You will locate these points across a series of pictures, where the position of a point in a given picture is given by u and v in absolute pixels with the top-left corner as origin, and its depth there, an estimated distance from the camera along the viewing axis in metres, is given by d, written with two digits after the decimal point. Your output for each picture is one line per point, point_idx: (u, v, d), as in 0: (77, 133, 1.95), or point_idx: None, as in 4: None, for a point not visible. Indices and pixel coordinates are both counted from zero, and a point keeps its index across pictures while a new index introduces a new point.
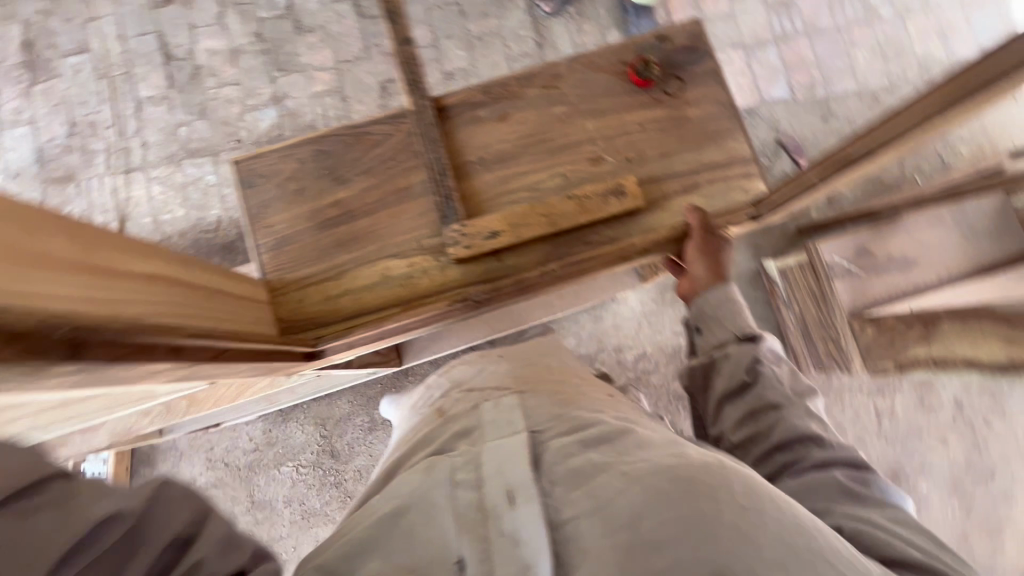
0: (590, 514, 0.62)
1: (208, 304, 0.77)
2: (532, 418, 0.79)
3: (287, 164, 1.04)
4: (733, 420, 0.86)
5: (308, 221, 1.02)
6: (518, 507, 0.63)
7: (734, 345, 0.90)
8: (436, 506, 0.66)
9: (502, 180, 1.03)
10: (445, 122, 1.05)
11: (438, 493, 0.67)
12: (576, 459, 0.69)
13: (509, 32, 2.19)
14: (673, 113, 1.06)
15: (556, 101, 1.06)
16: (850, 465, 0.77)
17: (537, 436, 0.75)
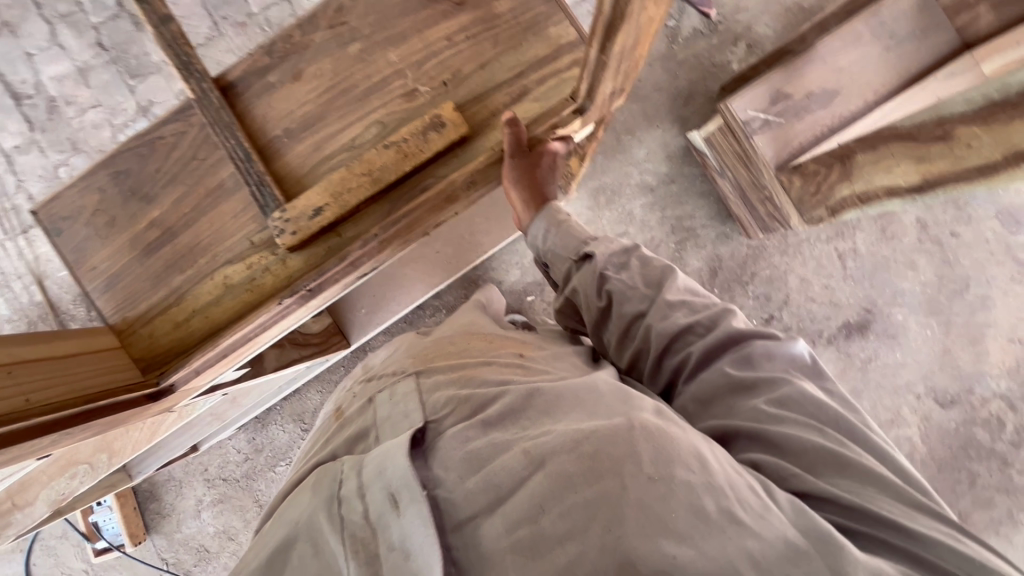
0: (492, 513, 0.54)
1: (55, 374, 0.76)
2: (430, 403, 0.69)
3: (89, 197, 0.95)
4: (615, 346, 0.82)
5: (130, 252, 0.95)
6: (403, 513, 0.54)
7: (577, 271, 0.85)
8: (322, 533, 0.57)
9: (315, 147, 0.93)
10: (236, 100, 0.94)
11: (322, 515, 0.58)
12: (474, 444, 0.60)
13: None
14: (479, 14, 0.94)
15: (348, 39, 0.94)
16: (725, 347, 0.72)
17: (437, 426, 0.65)
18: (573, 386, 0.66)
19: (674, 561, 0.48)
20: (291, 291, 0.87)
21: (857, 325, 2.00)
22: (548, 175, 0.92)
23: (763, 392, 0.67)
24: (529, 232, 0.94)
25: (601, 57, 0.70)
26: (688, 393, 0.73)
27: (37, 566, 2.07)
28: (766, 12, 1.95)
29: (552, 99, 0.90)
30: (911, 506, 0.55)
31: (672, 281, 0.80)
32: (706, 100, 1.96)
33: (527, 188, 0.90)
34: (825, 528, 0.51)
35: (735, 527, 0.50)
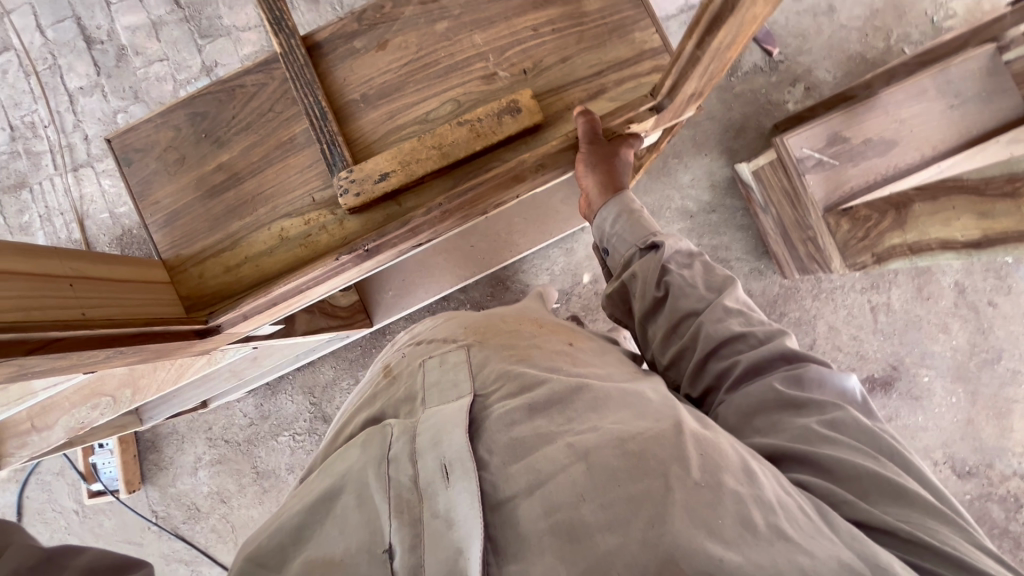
0: (532, 490, 0.52)
1: (124, 300, 0.79)
2: (479, 378, 0.67)
3: (163, 133, 0.97)
4: (660, 341, 0.80)
5: (194, 191, 0.96)
6: (453, 484, 0.52)
7: (638, 260, 0.84)
8: (370, 490, 0.54)
9: (389, 115, 0.95)
10: (321, 60, 0.97)
11: (371, 473, 0.55)
12: (517, 430, 0.58)
13: None
14: (568, 9, 0.95)
15: (437, 16, 0.96)
16: (777, 366, 0.71)
17: (483, 402, 0.63)
18: (620, 388, 0.64)
19: (720, 565, 0.45)
20: (347, 249, 0.88)
21: (881, 380, 1.96)
22: (624, 164, 0.91)
23: (813, 414, 0.66)
24: (597, 217, 0.94)
25: (695, 51, 0.71)
26: (732, 402, 0.71)
27: (30, 500, 2.08)
28: (828, 58, 1.95)
29: (630, 97, 0.91)
30: (978, 548, 0.54)
31: (731, 289, 0.79)
32: (758, 136, 1.96)
33: (602, 174, 0.89)
34: (881, 559, 0.47)
35: (785, 542, 0.47)
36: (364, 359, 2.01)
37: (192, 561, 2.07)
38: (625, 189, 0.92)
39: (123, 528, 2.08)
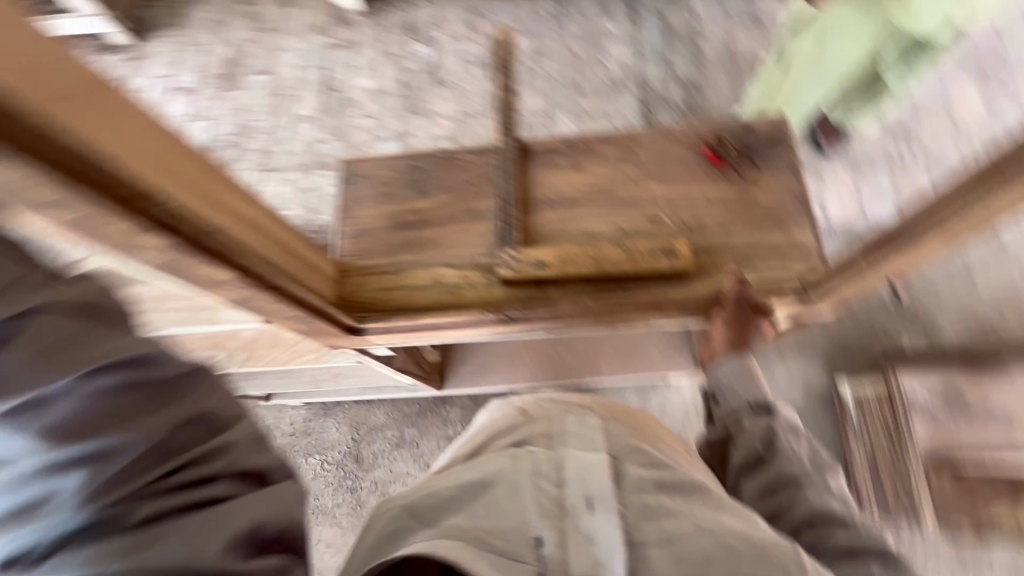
0: (664, 543, 0.48)
1: (304, 269, 0.87)
2: (614, 437, 0.58)
3: (385, 171, 1.20)
4: (751, 497, 0.78)
5: (387, 220, 1.16)
6: (596, 515, 0.49)
7: (748, 417, 0.87)
8: (519, 490, 0.52)
9: (562, 220, 1.11)
10: (526, 162, 1.18)
11: (523, 475, 0.53)
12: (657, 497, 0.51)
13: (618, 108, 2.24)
14: (740, 191, 1.09)
15: (629, 162, 1.14)
16: (863, 552, 0.68)
17: (626, 461, 0.55)
18: None
19: None
20: (494, 311, 1.02)
21: None
22: (754, 335, 0.98)
23: None
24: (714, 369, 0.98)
25: (861, 262, 0.81)
26: None
27: None
28: None
29: (773, 279, 1.01)
30: None
31: (836, 474, 0.80)
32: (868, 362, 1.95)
33: (732, 333, 0.97)
34: None
35: None
36: (418, 418, 2.05)
37: None
38: (748, 356, 0.97)
39: None
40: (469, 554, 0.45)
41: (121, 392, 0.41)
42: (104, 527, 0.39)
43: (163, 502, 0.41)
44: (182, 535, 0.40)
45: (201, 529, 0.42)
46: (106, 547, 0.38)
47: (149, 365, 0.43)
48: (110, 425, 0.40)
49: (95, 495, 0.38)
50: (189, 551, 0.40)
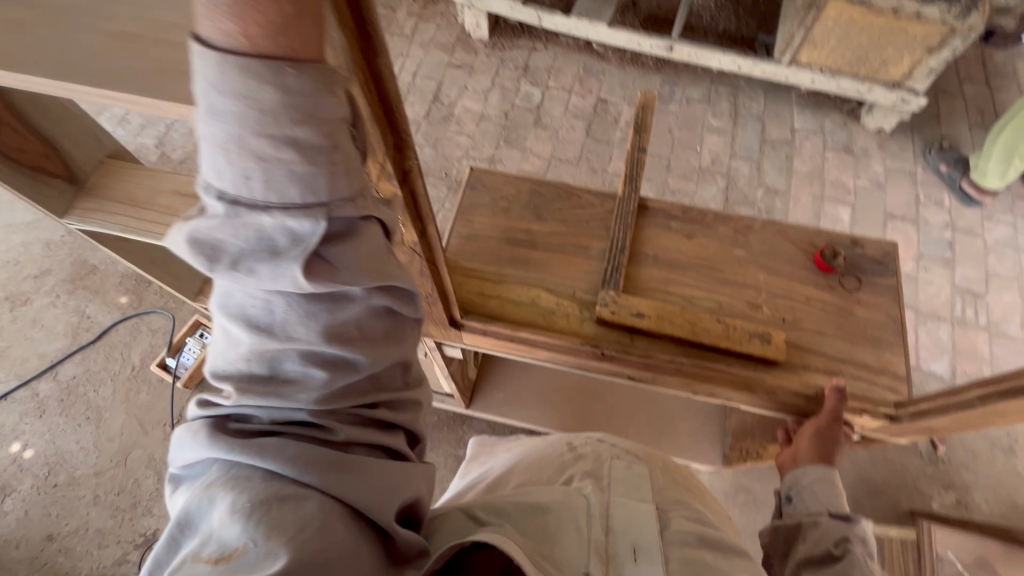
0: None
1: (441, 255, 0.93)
2: (661, 493, 0.75)
3: (507, 187, 1.25)
4: None
5: (499, 233, 1.19)
6: (638, 563, 0.63)
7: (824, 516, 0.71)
8: (578, 525, 0.66)
9: (665, 281, 1.14)
10: (642, 216, 1.22)
11: (577, 523, 0.66)
12: (689, 551, 0.65)
13: (702, 178, 2.49)
14: (841, 304, 1.11)
15: (739, 244, 1.18)
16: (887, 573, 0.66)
17: (663, 513, 0.72)
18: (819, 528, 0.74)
19: None
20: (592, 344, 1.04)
21: None
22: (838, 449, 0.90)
23: None
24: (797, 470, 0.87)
25: (975, 400, 0.79)
26: None
27: (117, 334, 2.26)
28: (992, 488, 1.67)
29: (871, 399, 0.99)
30: None
31: None
32: (890, 508, 1.65)
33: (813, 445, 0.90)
34: None
35: None
36: (433, 428, 1.81)
37: (159, 482, 2.00)
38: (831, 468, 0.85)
39: (149, 410, 2.12)
40: (573, 546, 0.63)
41: (374, 320, 0.46)
42: (318, 434, 0.45)
43: (360, 434, 0.48)
44: (367, 472, 0.47)
45: (377, 481, 0.48)
46: (317, 453, 0.44)
47: (403, 301, 0.48)
48: (364, 348, 0.45)
49: (328, 401, 0.45)
50: (364, 497, 0.46)
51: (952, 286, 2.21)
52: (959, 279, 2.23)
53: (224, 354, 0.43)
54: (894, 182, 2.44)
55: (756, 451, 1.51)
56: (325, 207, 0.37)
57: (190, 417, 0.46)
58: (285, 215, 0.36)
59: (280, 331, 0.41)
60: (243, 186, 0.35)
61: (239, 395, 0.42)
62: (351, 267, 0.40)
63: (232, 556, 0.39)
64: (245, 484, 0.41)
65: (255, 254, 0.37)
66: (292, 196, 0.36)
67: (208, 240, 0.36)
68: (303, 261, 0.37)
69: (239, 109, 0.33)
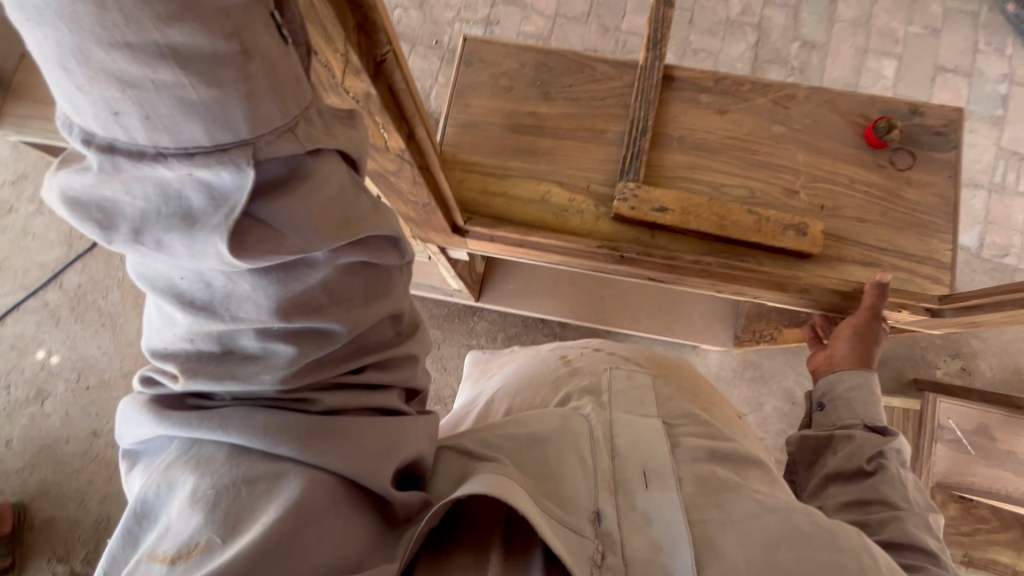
0: (724, 524, 0.52)
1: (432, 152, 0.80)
2: (665, 405, 0.67)
3: (509, 61, 1.06)
4: (834, 500, 0.66)
5: (501, 119, 1.04)
6: (649, 490, 0.55)
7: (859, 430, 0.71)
8: (576, 452, 0.58)
9: (690, 166, 1.01)
10: (667, 89, 1.05)
11: (574, 448, 0.59)
12: (703, 468, 0.58)
13: (734, 28, 2.10)
14: (888, 185, 0.99)
15: (779, 119, 1.02)
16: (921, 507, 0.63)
17: (670, 428, 0.64)
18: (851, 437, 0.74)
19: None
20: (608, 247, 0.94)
21: None
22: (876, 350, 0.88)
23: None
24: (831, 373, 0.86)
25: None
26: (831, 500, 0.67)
27: None
28: (997, 356, 1.66)
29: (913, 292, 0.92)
30: None
31: (934, 518, 0.64)
32: (893, 380, 1.65)
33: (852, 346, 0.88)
34: None
35: None
36: (445, 319, 1.75)
37: None
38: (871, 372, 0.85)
39: None
40: (578, 473, 0.56)
41: (340, 280, 0.39)
42: (291, 406, 0.40)
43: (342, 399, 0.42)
44: (358, 433, 0.42)
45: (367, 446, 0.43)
46: (290, 421, 0.39)
47: (377, 252, 0.41)
48: (332, 313, 0.38)
49: (299, 374, 0.39)
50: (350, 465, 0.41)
51: (998, 149, 2.02)
52: (1006, 142, 2.03)
53: (162, 332, 0.37)
54: (952, 27, 2.11)
55: (770, 332, 1.51)
56: (249, 148, 0.28)
57: (140, 391, 0.40)
58: (191, 163, 0.27)
59: (221, 306, 0.34)
60: (117, 128, 0.25)
61: (186, 377, 0.36)
62: (301, 223, 0.32)
63: (192, 551, 0.35)
64: (206, 468, 0.37)
65: (159, 220, 0.28)
66: (196, 136, 0.26)
67: (93, 199, 0.27)
68: (228, 228, 0.28)
69: (60, 2, 0.21)
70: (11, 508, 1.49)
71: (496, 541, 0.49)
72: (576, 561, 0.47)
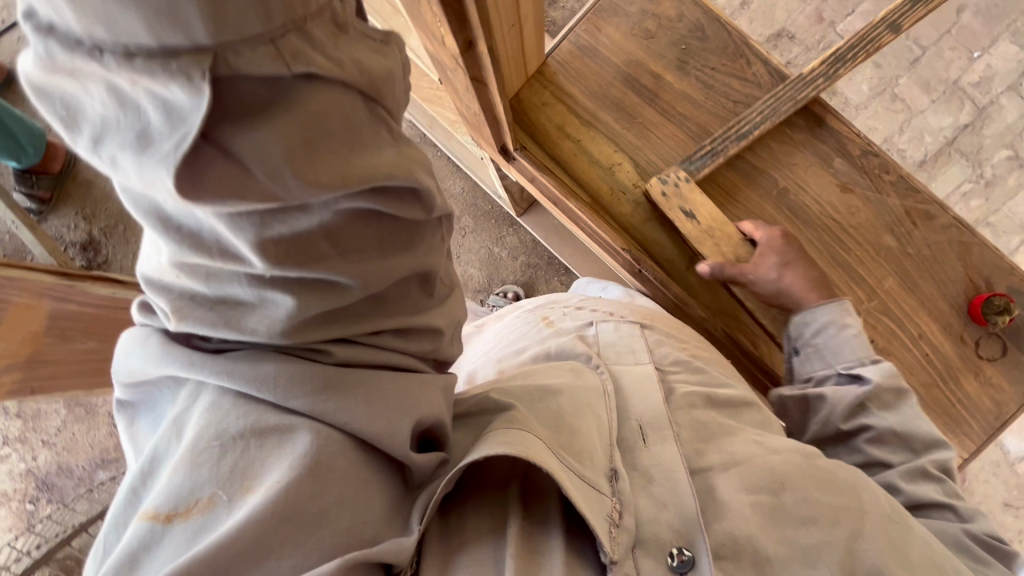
0: (727, 467, 0.47)
1: (512, 57, 0.72)
2: (658, 352, 0.63)
3: (667, 5, 0.92)
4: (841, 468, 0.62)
5: (622, 63, 0.91)
6: (649, 446, 0.49)
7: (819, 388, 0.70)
8: (594, 410, 0.49)
9: (772, 225, 0.89)
10: (811, 132, 0.89)
11: (597, 408, 0.50)
12: (700, 414, 0.54)
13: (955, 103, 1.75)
14: (950, 363, 0.86)
15: (897, 233, 0.87)
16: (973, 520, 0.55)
17: (662, 374, 0.59)
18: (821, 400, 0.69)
19: None
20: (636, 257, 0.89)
21: None
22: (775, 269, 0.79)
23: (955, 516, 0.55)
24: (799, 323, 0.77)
25: None
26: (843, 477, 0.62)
27: None
28: None
29: None
30: None
31: None
32: None
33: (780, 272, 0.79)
34: None
35: None
36: (481, 216, 1.59)
37: None
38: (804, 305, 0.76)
39: None
40: (599, 427, 0.48)
41: (344, 225, 0.30)
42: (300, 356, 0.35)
43: (353, 351, 0.37)
44: (374, 392, 0.37)
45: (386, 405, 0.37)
46: (301, 371, 0.34)
47: (391, 202, 0.32)
48: (338, 264, 0.31)
49: (306, 327, 0.33)
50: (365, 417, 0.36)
51: None
52: None
53: (152, 262, 0.31)
54: None
55: None
56: (208, 57, 0.21)
57: (137, 326, 0.37)
58: (147, 71, 0.21)
59: (223, 241, 0.27)
60: (51, 6, 0.20)
61: (177, 318, 0.31)
62: (278, 164, 0.24)
63: (206, 503, 0.32)
64: (217, 415, 0.33)
65: (118, 136, 0.22)
66: (135, 32, 0.20)
67: (65, 105, 0.22)
68: (178, 160, 0.22)
69: None
70: (65, 153, 1.59)
71: (516, 499, 0.43)
72: (594, 517, 0.40)
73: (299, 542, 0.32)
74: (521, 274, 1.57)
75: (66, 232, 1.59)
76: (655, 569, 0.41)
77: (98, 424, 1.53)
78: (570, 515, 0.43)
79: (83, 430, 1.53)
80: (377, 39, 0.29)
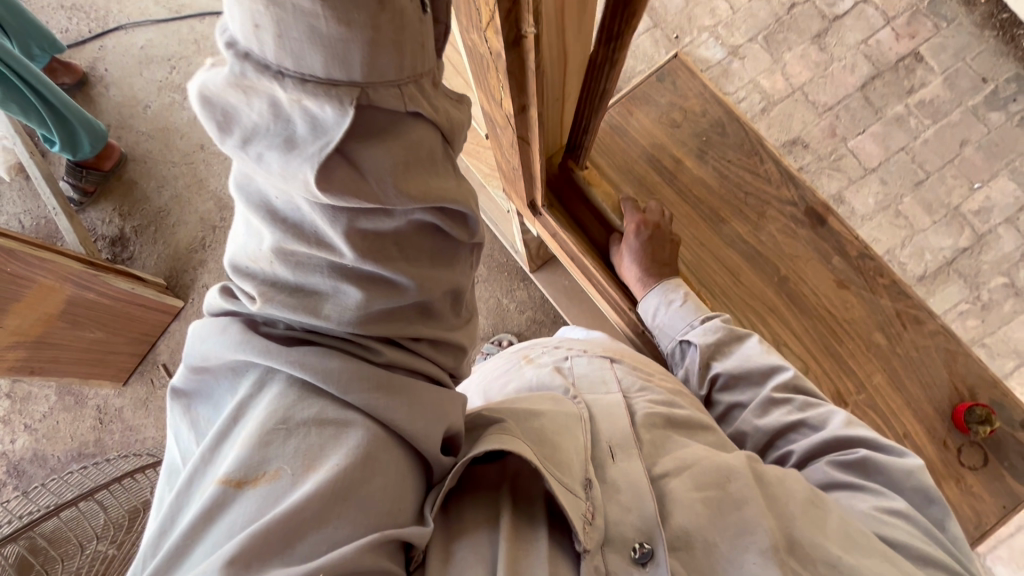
0: (679, 469, 0.51)
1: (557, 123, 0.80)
2: (625, 380, 0.66)
3: (694, 102, 1.03)
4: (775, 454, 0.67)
5: (647, 144, 1.02)
6: (616, 461, 0.52)
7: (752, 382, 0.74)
8: (573, 433, 0.53)
9: (771, 308, 0.94)
10: (813, 228, 0.97)
11: (579, 433, 0.53)
12: (656, 431, 0.57)
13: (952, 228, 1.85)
14: (933, 464, 0.89)
15: (888, 332, 0.93)
16: (830, 441, 0.63)
17: (628, 398, 0.62)
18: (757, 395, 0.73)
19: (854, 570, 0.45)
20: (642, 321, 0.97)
21: None
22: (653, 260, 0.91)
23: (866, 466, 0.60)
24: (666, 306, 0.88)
25: None
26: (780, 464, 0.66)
27: None
28: None
29: None
30: None
31: None
32: None
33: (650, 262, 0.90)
34: None
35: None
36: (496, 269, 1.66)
37: None
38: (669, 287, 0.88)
39: None
40: (575, 445, 0.51)
41: (414, 234, 0.36)
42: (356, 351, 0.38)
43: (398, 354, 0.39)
44: (413, 398, 0.39)
45: (416, 406, 0.39)
46: (357, 371, 0.37)
47: (447, 219, 0.37)
48: (402, 266, 0.36)
49: (370, 323, 0.37)
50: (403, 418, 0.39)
51: None
52: None
53: (248, 249, 0.35)
54: None
55: None
56: (356, 90, 0.28)
57: (213, 307, 0.39)
58: (310, 92, 0.27)
59: (320, 232, 0.32)
60: (254, 40, 0.26)
61: (262, 301, 0.35)
62: (385, 175, 0.31)
63: (271, 476, 0.35)
64: (284, 399, 0.36)
65: (268, 137, 0.29)
66: (314, 66, 0.27)
67: (231, 110, 0.28)
68: (320, 160, 0.29)
69: None
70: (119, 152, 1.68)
71: (507, 500, 0.46)
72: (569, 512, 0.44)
73: (349, 520, 0.35)
74: (526, 328, 1.62)
75: (99, 225, 1.68)
76: (622, 566, 0.45)
77: (84, 415, 1.52)
78: (553, 514, 0.47)
79: (69, 419, 1.53)
80: (456, 97, 0.36)
